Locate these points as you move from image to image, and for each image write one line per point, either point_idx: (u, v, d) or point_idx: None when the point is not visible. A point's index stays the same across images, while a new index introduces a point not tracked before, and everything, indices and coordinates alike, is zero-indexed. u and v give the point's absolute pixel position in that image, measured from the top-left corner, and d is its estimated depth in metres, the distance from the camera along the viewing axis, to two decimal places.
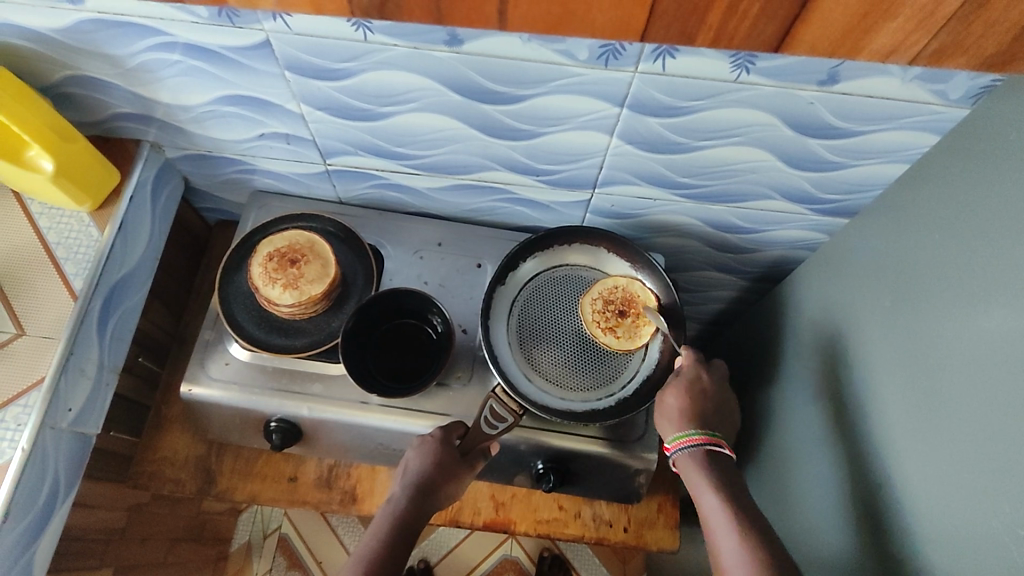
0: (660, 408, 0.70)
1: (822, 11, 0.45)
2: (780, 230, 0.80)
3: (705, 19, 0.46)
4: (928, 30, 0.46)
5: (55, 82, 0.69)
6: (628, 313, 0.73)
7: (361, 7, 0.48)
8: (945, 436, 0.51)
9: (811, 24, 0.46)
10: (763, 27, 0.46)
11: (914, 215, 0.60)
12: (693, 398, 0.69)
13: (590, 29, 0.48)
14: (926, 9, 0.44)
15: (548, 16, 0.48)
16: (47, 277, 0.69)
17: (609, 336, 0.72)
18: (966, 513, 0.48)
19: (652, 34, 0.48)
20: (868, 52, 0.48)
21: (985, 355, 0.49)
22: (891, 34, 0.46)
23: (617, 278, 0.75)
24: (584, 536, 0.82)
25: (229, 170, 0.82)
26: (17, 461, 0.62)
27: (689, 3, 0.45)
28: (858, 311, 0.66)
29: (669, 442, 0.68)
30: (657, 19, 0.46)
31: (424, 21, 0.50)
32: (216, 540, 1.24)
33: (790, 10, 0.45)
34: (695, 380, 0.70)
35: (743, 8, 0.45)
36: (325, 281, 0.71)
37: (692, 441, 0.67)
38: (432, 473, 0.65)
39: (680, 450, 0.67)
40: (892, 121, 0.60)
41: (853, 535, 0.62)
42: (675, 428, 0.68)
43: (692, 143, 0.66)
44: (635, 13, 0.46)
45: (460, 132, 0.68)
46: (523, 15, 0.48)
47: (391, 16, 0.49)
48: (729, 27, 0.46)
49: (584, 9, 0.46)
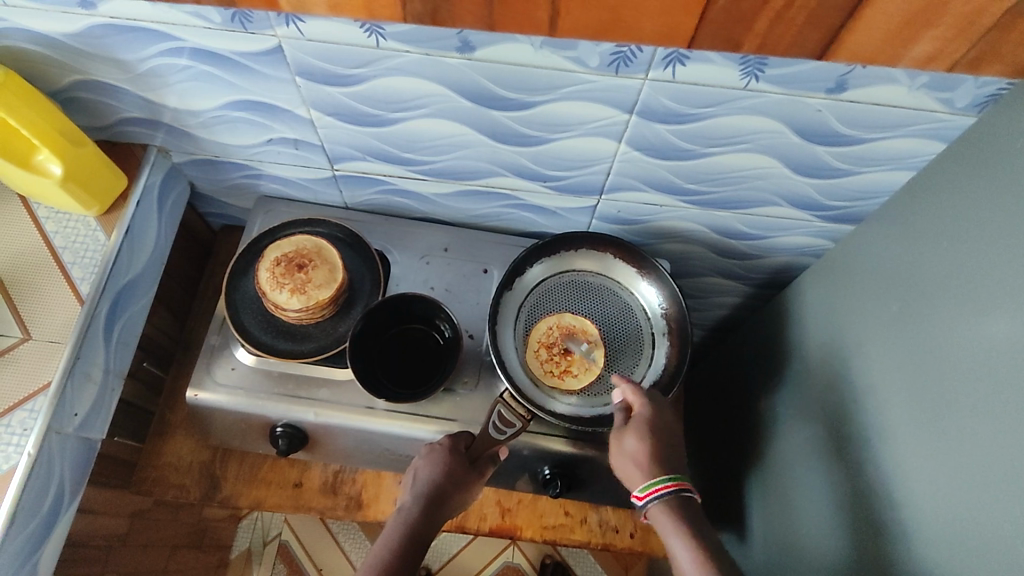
0: (621, 452, 0.65)
1: (867, 22, 0.47)
2: (785, 236, 0.81)
3: (752, 27, 0.47)
4: (969, 37, 0.47)
5: (64, 86, 0.69)
6: (567, 352, 0.74)
7: (413, 13, 0.51)
8: (950, 442, 0.51)
9: (855, 30, 0.47)
10: (807, 36, 0.48)
11: (921, 222, 0.61)
12: (656, 441, 0.65)
13: (638, 36, 0.50)
14: (967, 18, 0.45)
15: (600, 22, 0.49)
16: (53, 282, 0.69)
17: (555, 380, 0.73)
18: (969, 517, 0.49)
19: (700, 42, 0.50)
20: (907, 59, 0.50)
21: (990, 362, 0.49)
22: (932, 42, 0.48)
23: (547, 320, 0.75)
24: (590, 541, 0.82)
25: (235, 175, 0.82)
26: (24, 465, 0.62)
27: (738, 12, 0.46)
28: (863, 317, 0.66)
29: (641, 492, 0.63)
30: (704, 26, 0.48)
31: (478, 28, 0.52)
32: (217, 547, 1.23)
33: (835, 19, 0.46)
34: (652, 421, 0.66)
35: (789, 16, 0.46)
36: (333, 285, 0.71)
37: (665, 489, 0.62)
38: (441, 481, 0.65)
39: (652, 500, 0.62)
40: (899, 129, 0.61)
41: (854, 540, 0.62)
42: (643, 475, 0.63)
43: (699, 150, 0.66)
44: (682, 23, 0.48)
45: (468, 138, 0.69)
46: (573, 21, 0.49)
47: (446, 22, 0.51)
48: (774, 35, 0.48)
49: (635, 16, 0.48)
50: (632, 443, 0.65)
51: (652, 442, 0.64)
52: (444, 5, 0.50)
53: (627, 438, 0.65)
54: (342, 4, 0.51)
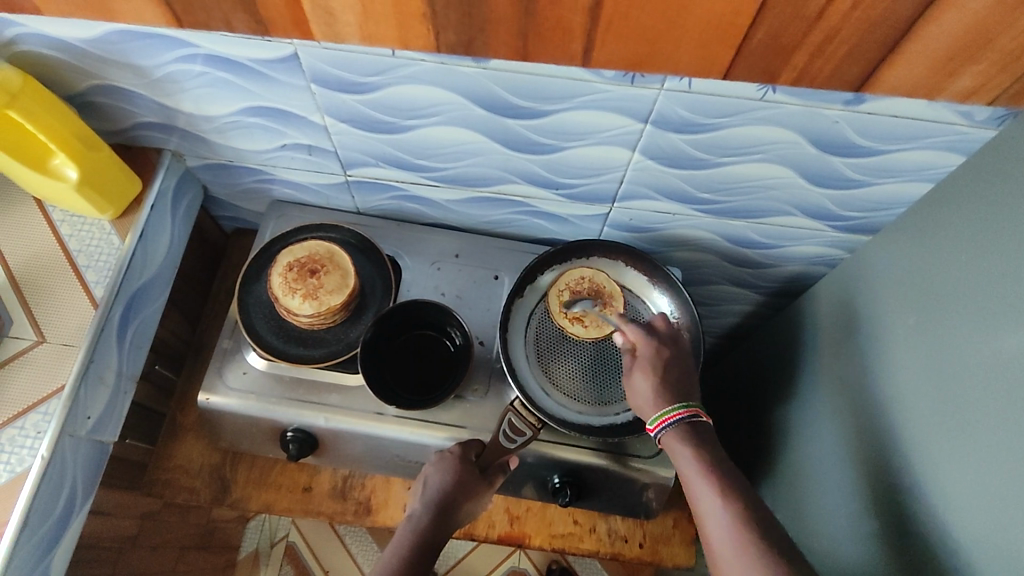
0: (634, 392, 0.66)
1: (909, 58, 0.47)
2: (799, 245, 0.80)
3: (789, 61, 0.48)
4: (1012, 72, 0.48)
5: (81, 91, 0.69)
6: (592, 303, 0.73)
7: (446, 43, 0.51)
8: (971, 459, 0.51)
9: (897, 65, 0.48)
10: (848, 69, 0.48)
11: (941, 234, 0.60)
12: (661, 374, 0.65)
13: (672, 67, 0.50)
14: (1011, 55, 0.46)
15: (634, 55, 0.49)
16: (68, 285, 0.69)
17: (577, 326, 0.72)
18: (992, 537, 0.48)
19: (734, 74, 0.50)
20: (949, 92, 0.50)
21: (1013, 377, 0.48)
22: (974, 76, 0.48)
23: (583, 270, 0.75)
24: (598, 551, 0.82)
25: (248, 179, 0.82)
26: (38, 468, 0.62)
27: (776, 46, 0.47)
28: (881, 329, 0.66)
29: (651, 425, 0.64)
30: (741, 59, 0.48)
31: (508, 57, 0.51)
32: (225, 548, 1.24)
33: (875, 53, 0.47)
34: (657, 356, 0.66)
35: (829, 51, 0.47)
36: (345, 291, 0.71)
37: (670, 420, 0.63)
38: (452, 490, 0.65)
39: (664, 429, 0.63)
40: (916, 140, 0.60)
41: (876, 555, 0.61)
42: (654, 409, 0.64)
43: (714, 159, 0.66)
44: (718, 55, 0.48)
45: (482, 145, 0.68)
46: (606, 54, 0.49)
47: (476, 52, 0.51)
48: (813, 68, 0.48)
49: (670, 48, 0.48)
50: (641, 382, 0.65)
51: (659, 375, 0.65)
52: (475, 37, 0.49)
53: (635, 378, 0.65)
54: (376, 35, 0.51)
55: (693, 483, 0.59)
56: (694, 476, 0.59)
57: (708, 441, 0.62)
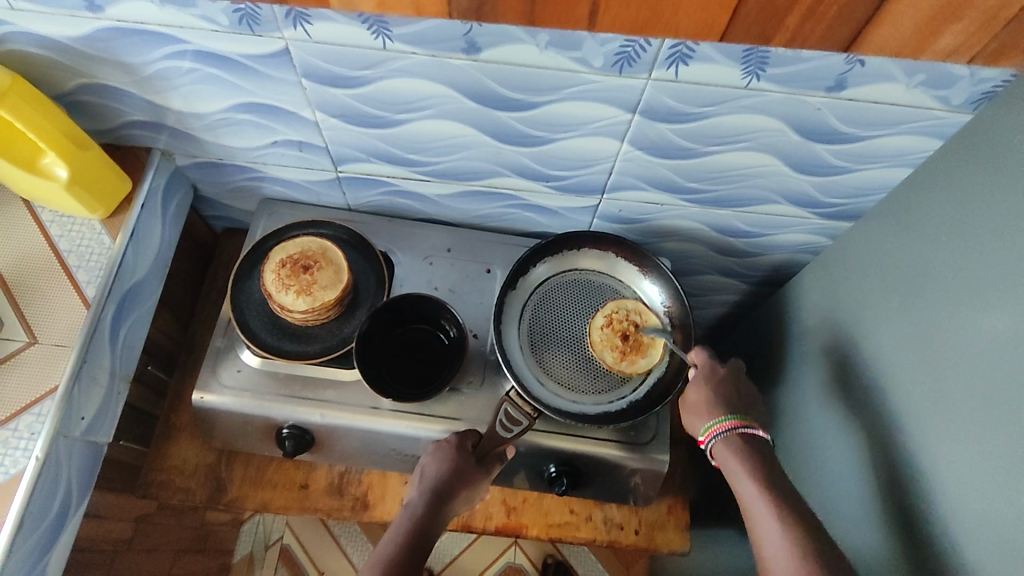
0: (687, 406, 0.69)
1: (896, 18, 0.49)
2: (783, 234, 0.82)
3: (784, 22, 0.49)
4: (991, 30, 0.49)
5: (68, 90, 0.69)
6: (623, 341, 0.74)
7: (459, 9, 0.51)
8: (955, 435, 0.53)
9: (884, 25, 0.49)
10: (837, 29, 0.50)
11: (922, 216, 0.62)
12: (714, 389, 0.68)
13: (673, 32, 0.51)
14: (991, 12, 0.47)
15: (636, 20, 0.50)
16: (59, 285, 0.69)
17: (602, 322, 0.74)
18: (980, 512, 0.50)
19: (731, 36, 0.51)
20: (932, 52, 0.52)
21: (995, 351, 0.50)
22: (955, 35, 0.50)
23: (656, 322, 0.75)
24: (595, 539, 0.83)
25: (239, 178, 0.83)
26: (32, 469, 0.61)
27: (771, 7, 0.48)
28: (868, 311, 0.67)
29: (704, 435, 0.66)
30: (738, 22, 0.50)
31: (516, 23, 0.52)
32: (219, 551, 1.23)
33: (864, 13, 0.48)
34: (712, 373, 0.70)
35: (821, 11, 0.48)
36: (338, 286, 0.71)
37: (722, 428, 0.65)
38: (447, 478, 0.65)
39: (714, 438, 0.65)
40: (895, 126, 0.62)
41: (870, 535, 0.63)
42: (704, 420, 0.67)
43: (700, 148, 0.67)
44: (717, 18, 0.49)
45: (472, 139, 0.69)
46: (611, 18, 0.50)
47: (485, 18, 0.52)
48: (806, 28, 0.50)
49: (671, 12, 0.49)
50: (695, 395, 0.69)
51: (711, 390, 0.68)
52: (485, 2, 0.50)
53: (688, 392, 0.69)
54: (387, 2, 0.51)
55: (746, 493, 0.61)
56: (748, 487, 0.61)
57: (760, 452, 0.63)
